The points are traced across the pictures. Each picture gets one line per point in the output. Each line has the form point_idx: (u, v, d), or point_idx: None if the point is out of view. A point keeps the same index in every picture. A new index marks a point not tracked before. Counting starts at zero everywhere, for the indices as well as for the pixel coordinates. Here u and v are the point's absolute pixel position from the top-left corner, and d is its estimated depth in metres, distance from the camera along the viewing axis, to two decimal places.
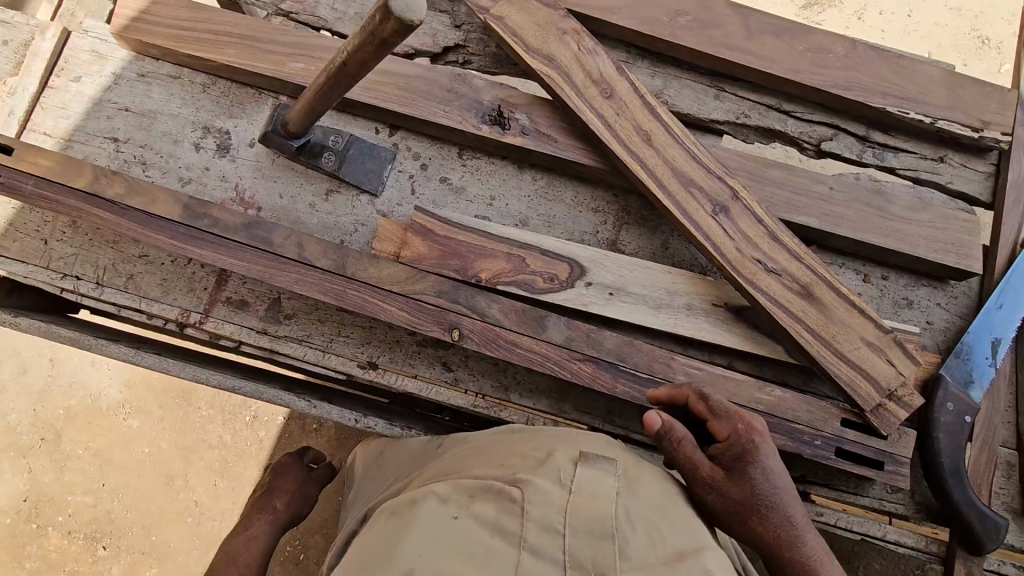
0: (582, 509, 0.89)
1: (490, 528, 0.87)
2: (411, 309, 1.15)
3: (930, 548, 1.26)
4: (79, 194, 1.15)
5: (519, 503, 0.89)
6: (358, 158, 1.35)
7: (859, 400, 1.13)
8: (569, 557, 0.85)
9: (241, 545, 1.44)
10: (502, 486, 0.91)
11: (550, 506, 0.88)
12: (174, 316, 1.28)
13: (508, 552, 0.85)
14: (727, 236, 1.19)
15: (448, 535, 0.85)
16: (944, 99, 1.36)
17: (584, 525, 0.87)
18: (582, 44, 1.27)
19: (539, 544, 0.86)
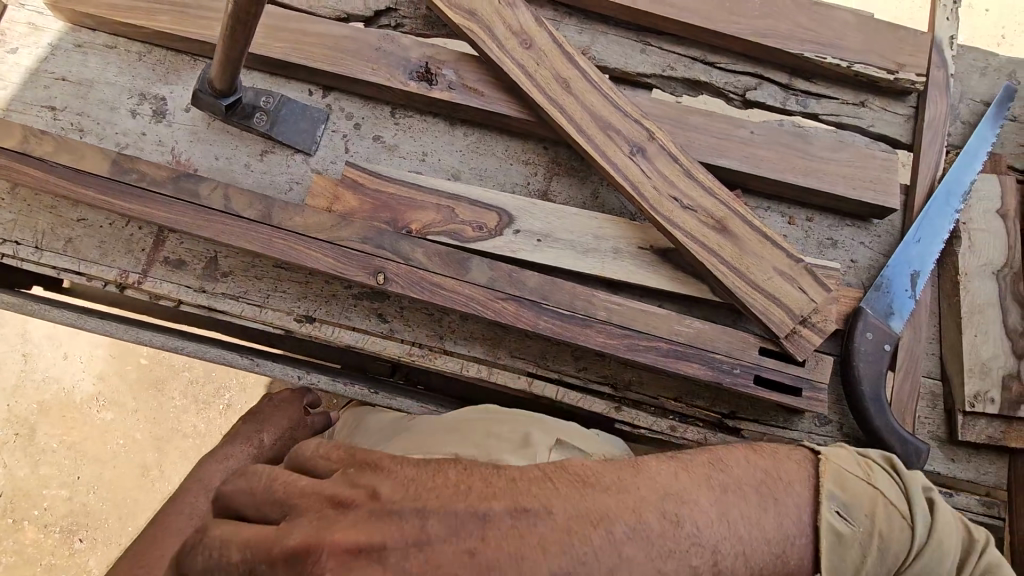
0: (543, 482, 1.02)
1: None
2: (337, 256, 1.19)
3: None
4: (9, 153, 1.19)
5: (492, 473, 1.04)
6: (291, 118, 1.38)
7: (775, 327, 1.18)
8: None
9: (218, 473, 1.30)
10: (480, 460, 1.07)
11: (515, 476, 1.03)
12: (113, 277, 1.30)
13: None
14: (644, 175, 1.23)
15: None
16: (859, 43, 1.41)
17: None
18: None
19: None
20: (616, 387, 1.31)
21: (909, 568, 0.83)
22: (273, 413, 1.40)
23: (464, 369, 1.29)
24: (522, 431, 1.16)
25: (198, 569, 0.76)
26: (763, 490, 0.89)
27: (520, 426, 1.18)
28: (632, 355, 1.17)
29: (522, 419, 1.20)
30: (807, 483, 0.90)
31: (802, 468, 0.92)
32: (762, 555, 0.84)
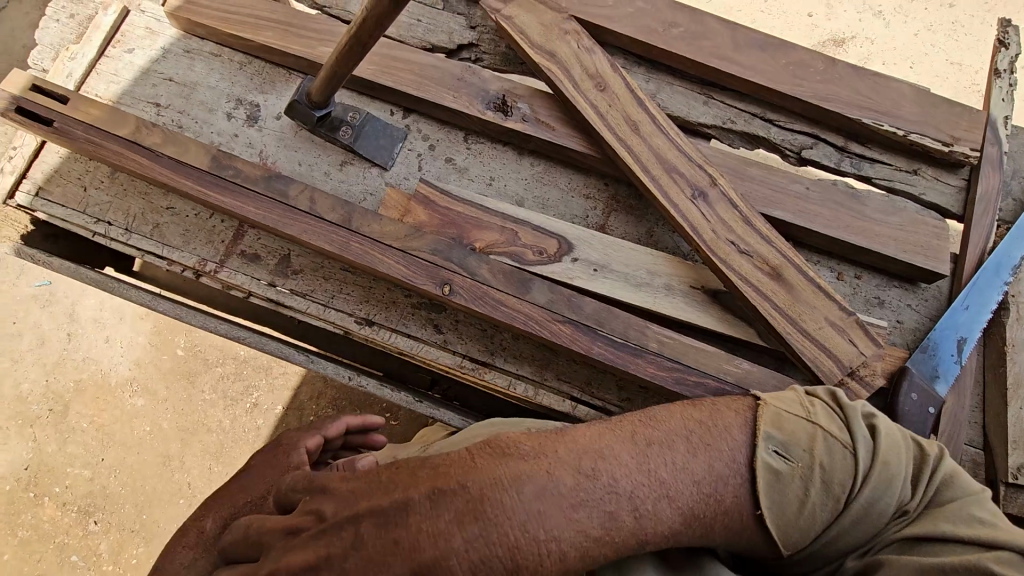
0: None
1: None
2: (407, 264, 1.26)
3: None
4: (120, 140, 1.30)
5: None
6: (372, 134, 1.48)
7: (823, 376, 1.21)
8: None
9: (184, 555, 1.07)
10: None
11: None
12: (192, 264, 1.39)
13: None
14: (704, 218, 1.29)
15: None
16: (916, 115, 1.47)
17: None
18: (580, 44, 1.42)
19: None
20: None
21: (859, 497, 0.89)
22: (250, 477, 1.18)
23: (510, 387, 1.34)
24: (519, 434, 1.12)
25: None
26: (693, 441, 0.91)
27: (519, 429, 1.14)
28: (680, 389, 1.20)
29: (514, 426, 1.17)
30: (746, 427, 0.93)
31: (741, 416, 0.95)
32: (691, 495, 0.87)
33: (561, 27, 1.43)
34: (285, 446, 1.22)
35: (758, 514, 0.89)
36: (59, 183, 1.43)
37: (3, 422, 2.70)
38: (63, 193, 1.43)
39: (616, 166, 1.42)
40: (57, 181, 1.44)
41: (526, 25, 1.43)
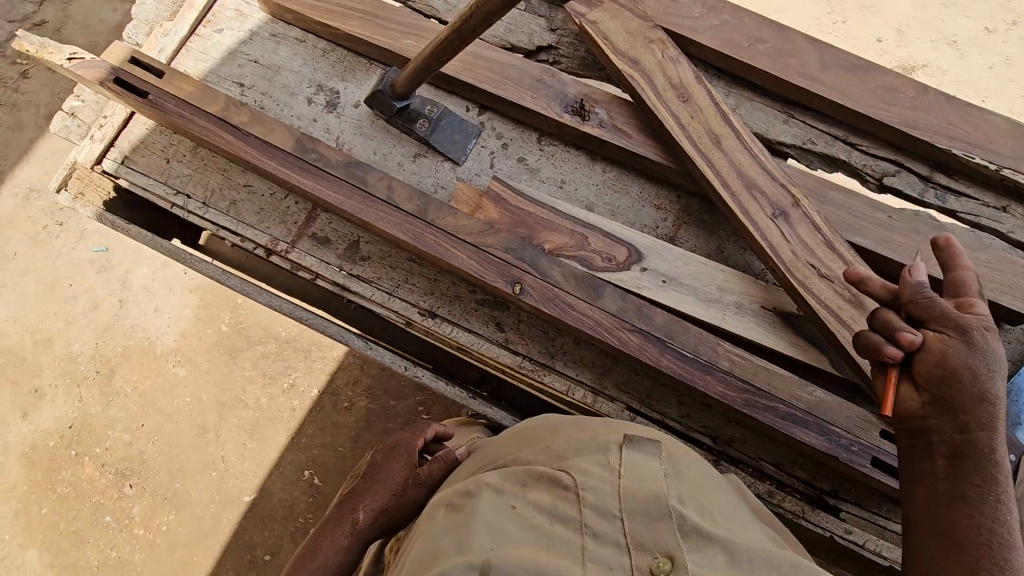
0: (633, 490, 0.86)
1: (548, 516, 0.85)
2: (479, 259, 1.26)
3: None
4: (209, 116, 1.34)
5: (572, 489, 0.87)
6: (447, 128, 1.49)
7: None
8: (632, 539, 0.81)
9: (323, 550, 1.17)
10: (553, 473, 0.91)
11: (604, 490, 0.86)
12: (264, 242, 1.42)
13: (571, 537, 0.82)
14: (783, 239, 1.26)
15: (509, 524, 0.84)
16: (1010, 149, 1.42)
17: (639, 506, 0.84)
18: (663, 54, 1.40)
19: (599, 528, 0.82)
20: (717, 440, 1.31)
21: None
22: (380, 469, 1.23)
23: (569, 391, 1.32)
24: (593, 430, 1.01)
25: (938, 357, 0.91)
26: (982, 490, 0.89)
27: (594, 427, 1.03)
28: (748, 411, 1.17)
29: (594, 420, 1.06)
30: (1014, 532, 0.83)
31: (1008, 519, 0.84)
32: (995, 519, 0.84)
33: (646, 35, 1.41)
34: (405, 445, 1.27)
35: None
36: (144, 153, 1.48)
37: (53, 379, 2.80)
38: (146, 164, 1.47)
39: (693, 178, 1.39)
40: (141, 151, 1.48)
41: (611, 31, 1.42)
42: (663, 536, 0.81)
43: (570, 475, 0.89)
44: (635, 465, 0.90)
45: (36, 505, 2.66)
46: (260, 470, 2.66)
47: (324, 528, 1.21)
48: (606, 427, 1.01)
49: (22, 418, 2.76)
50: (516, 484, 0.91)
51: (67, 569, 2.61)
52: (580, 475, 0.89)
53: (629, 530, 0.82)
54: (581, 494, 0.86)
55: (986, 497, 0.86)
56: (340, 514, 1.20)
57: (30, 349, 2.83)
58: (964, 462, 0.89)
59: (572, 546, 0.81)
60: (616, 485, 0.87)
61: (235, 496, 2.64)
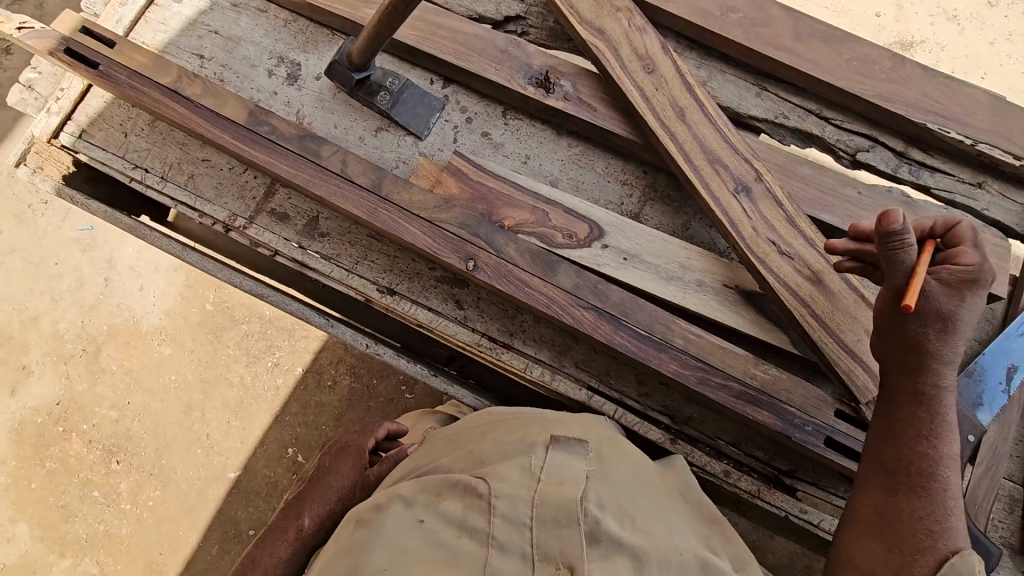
0: (549, 497, 0.91)
1: (457, 527, 0.90)
2: (434, 235, 1.24)
3: None
4: (162, 89, 1.31)
5: (485, 499, 0.91)
6: (410, 102, 1.45)
7: (856, 390, 1.15)
8: (538, 549, 0.87)
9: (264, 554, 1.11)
10: (469, 482, 0.94)
11: (517, 500, 0.91)
12: (222, 218, 1.40)
13: (476, 551, 0.87)
14: (746, 215, 1.24)
15: (415, 540, 0.89)
16: (987, 123, 1.37)
17: (551, 514, 0.89)
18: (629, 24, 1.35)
19: (506, 540, 0.88)
20: (674, 420, 1.30)
21: None
22: (329, 470, 1.22)
23: (526, 369, 1.31)
24: (521, 431, 1.05)
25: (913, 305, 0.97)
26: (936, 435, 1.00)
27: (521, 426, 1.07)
28: (701, 389, 1.16)
29: (524, 418, 1.10)
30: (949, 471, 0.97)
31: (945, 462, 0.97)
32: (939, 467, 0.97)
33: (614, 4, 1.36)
34: (354, 446, 1.26)
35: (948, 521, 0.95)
36: (101, 127, 1.45)
37: (40, 357, 2.82)
38: (104, 137, 1.45)
39: (658, 154, 1.36)
40: (99, 125, 1.46)
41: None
42: (568, 546, 0.87)
43: (485, 483, 0.93)
44: (554, 468, 0.96)
45: (26, 480, 2.70)
46: (244, 447, 2.68)
47: (263, 537, 1.14)
48: (535, 428, 1.06)
49: (11, 395, 2.78)
50: (430, 495, 0.94)
51: (57, 542, 2.66)
52: (495, 484, 0.93)
53: (537, 540, 0.88)
54: (492, 504, 0.90)
55: (932, 438, 0.98)
56: (281, 520, 1.14)
57: (18, 328, 2.85)
58: (920, 409, 0.99)
59: (475, 558, 0.86)
60: (532, 492, 0.92)
61: (220, 473, 2.66)
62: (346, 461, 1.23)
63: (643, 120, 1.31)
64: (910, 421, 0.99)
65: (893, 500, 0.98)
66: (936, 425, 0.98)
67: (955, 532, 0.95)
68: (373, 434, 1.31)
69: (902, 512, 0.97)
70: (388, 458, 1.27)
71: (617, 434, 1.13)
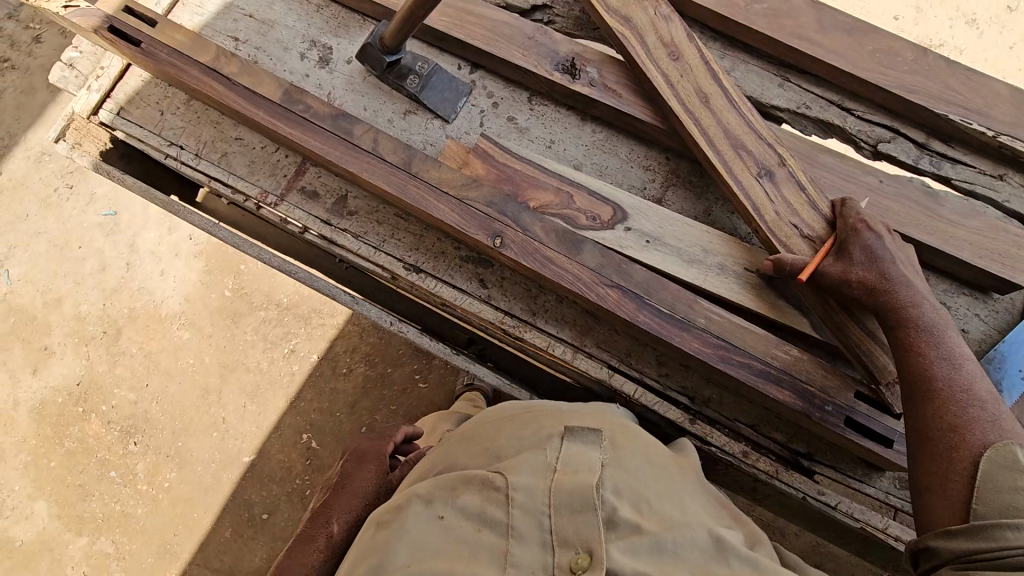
0: (565, 485, 0.93)
1: (477, 521, 0.91)
2: (462, 212, 1.27)
3: (896, 490, 1.26)
4: (201, 67, 1.36)
5: (503, 491, 0.93)
6: (438, 86, 1.49)
7: (879, 371, 1.17)
8: (557, 534, 0.88)
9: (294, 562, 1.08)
10: (485, 476, 0.96)
11: (533, 492, 0.92)
12: (254, 195, 1.43)
13: (497, 541, 0.89)
14: (768, 200, 1.26)
15: (435, 535, 0.91)
16: (1009, 115, 1.38)
17: (569, 502, 0.91)
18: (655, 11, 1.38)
19: (524, 530, 0.89)
20: (694, 400, 1.32)
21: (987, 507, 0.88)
22: (353, 476, 1.21)
23: (549, 347, 1.34)
24: (533, 425, 1.06)
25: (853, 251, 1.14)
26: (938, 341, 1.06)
27: (533, 420, 1.07)
28: (722, 366, 1.19)
29: (537, 411, 1.11)
30: (955, 366, 1.02)
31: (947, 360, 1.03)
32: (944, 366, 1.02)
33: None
34: (375, 452, 1.28)
35: (969, 412, 0.97)
36: (138, 105, 1.50)
37: (62, 338, 2.87)
38: (141, 115, 1.49)
39: (681, 140, 1.38)
40: (136, 103, 1.50)
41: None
42: (585, 530, 0.88)
43: (501, 476, 0.95)
44: (569, 458, 0.97)
45: (45, 458, 2.75)
46: (259, 432, 2.71)
47: (291, 549, 1.12)
48: (550, 420, 1.07)
49: (33, 375, 2.84)
50: (447, 490, 0.96)
51: (74, 521, 2.69)
52: (511, 477, 0.95)
53: (553, 526, 0.89)
54: (510, 496, 0.92)
55: (921, 344, 1.05)
56: (306, 532, 1.13)
57: (42, 309, 2.90)
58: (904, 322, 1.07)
59: (496, 549, 0.88)
60: (548, 482, 0.93)
61: (235, 456, 2.69)
62: (369, 467, 1.23)
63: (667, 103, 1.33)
64: (900, 337, 1.07)
65: (919, 414, 1.01)
66: (922, 331, 1.06)
67: (985, 421, 0.96)
68: (393, 438, 1.33)
69: (926, 419, 1.00)
70: (409, 461, 1.28)
71: (632, 423, 1.13)
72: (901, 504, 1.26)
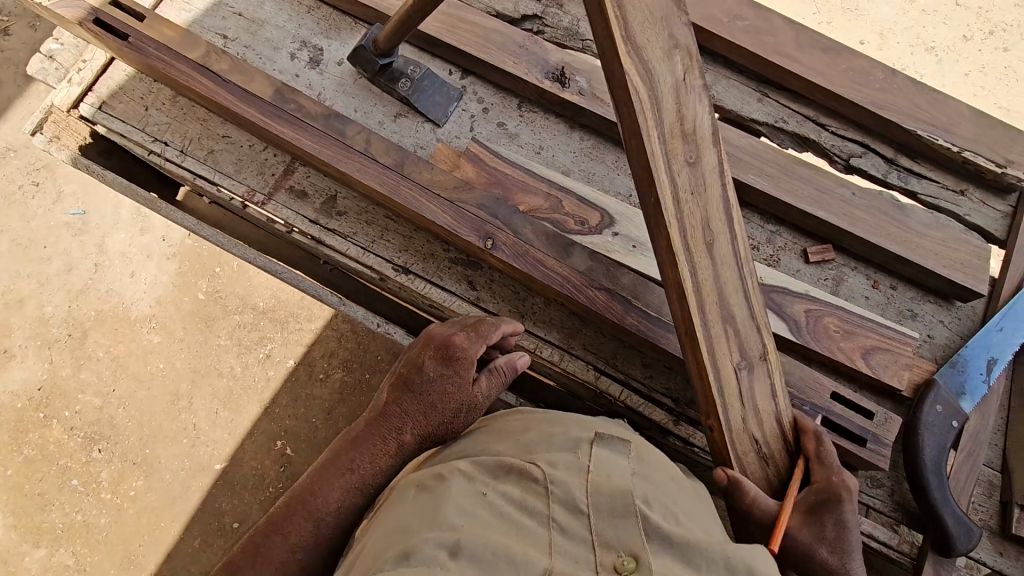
0: (602, 487, 0.92)
1: (517, 507, 0.90)
2: (454, 214, 1.28)
3: (870, 488, 1.32)
4: (190, 63, 1.35)
5: (543, 484, 0.92)
6: (429, 90, 1.50)
7: None
8: (597, 536, 0.88)
9: (363, 456, 1.05)
10: (524, 467, 0.94)
11: (574, 489, 0.92)
12: (240, 193, 1.42)
13: (538, 531, 0.88)
14: (739, 396, 1.11)
15: (478, 514, 0.88)
16: (970, 134, 1.47)
17: (607, 504, 0.91)
18: (674, 33, 1.01)
19: (566, 524, 0.89)
20: (678, 402, 1.35)
21: None
22: (433, 383, 1.09)
23: (537, 350, 1.35)
24: (559, 426, 1.04)
25: (810, 534, 1.05)
26: None
27: (557, 422, 1.06)
28: None
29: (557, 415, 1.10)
30: None
31: None
32: None
33: (657, 12, 1.00)
34: (463, 358, 1.11)
35: None
36: (122, 99, 1.47)
37: (22, 341, 2.75)
38: (124, 110, 1.46)
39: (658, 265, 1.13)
40: (119, 97, 1.47)
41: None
42: (628, 535, 0.87)
43: (538, 468, 0.94)
44: (601, 462, 0.97)
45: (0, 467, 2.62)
46: (232, 439, 2.64)
47: (352, 446, 1.06)
48: (574, 421, 1.06)
49: None
50: (487, 474, 0.95)
51: (31, 532, 2.57)
52: (549, 469, 0.94)
53: (595, 527, 0.89)
54: (550, 489, 0.91)
55: None
56: (368, 428, 1.07)
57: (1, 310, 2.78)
58: None
59: (540, 539, 0.87)
60: (585, 481, 0.93)
61: (205, 465, 2.61)
62: (449, 379, 1.09)
63: (665, 232, 1.04)
64: None
65: None
66: None
67: None
68: (485, 340, 1.14)
69: None
70: (494, 371, 1.15)
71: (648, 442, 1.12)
72: (874, 501, 1.32)
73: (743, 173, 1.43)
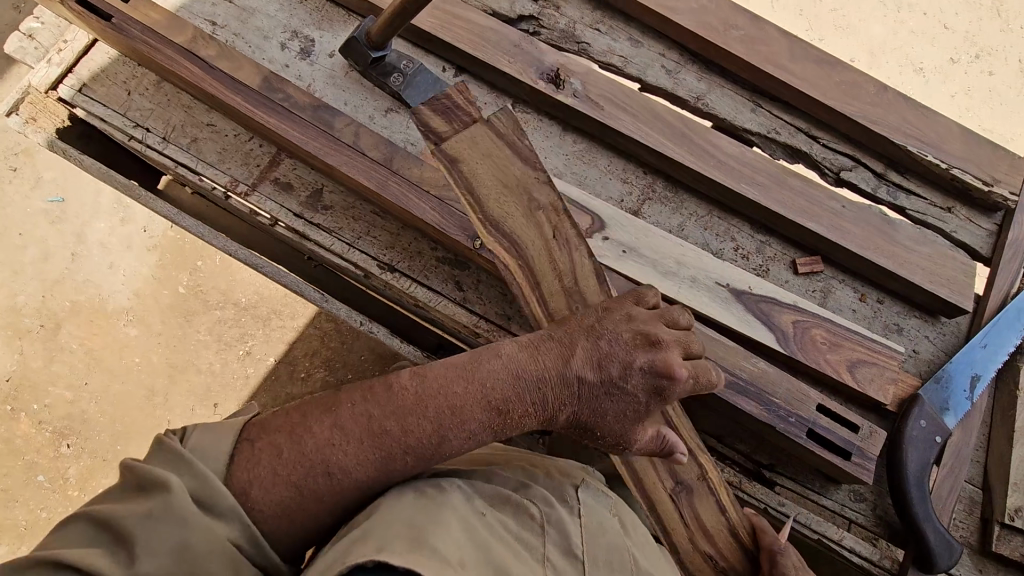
0: (597, 540, 0.99)
1: (513, 536, 0.90)
2: (442, 212, 1.26)
3: (856, 503, 1.31)
4: (176, 47, 1.31)
5: (539, 521, 0.94)
6: (421, 85, 1.47)
7: None
8: None
9: (529, 388, 0.94)
10: (522, 501, 0.95)
11: (568, 534, 0.95)
12: (224, 183, 1.38)
13: (533, 564, 0.88)
14: (680, 516, 1.10)
15: (477, 530, 0.86)
16: (958, 151, 1.48)
17: (602, 557, 0.98)
18: (533, 195, 1.12)
19: (562, 566, 0.91)
20: None
21: None
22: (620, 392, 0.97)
23: None
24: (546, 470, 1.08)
25: None
26: None
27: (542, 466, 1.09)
28: None
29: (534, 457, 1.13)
30: None
31: None
32: None
33: (511, 182, 1.11)
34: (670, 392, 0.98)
35: None
36: (104, 83, 1.42)
37: None
38: (106, 93, 1.42)
39: None
40: (101, 80, 1.43)
41: (471, 167, 1.10)
42: None
43: (535, 505, 0.96)
44: (591, 513, 1.03)
45: None
46: None
47: (519, 385, 0.94)
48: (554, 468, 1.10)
49: None
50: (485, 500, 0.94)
51: None
52: (545, 507, 0.97)
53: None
54: (547, 527, 0.94)
55: None
56: (546, 379, 0.95)
57: None
58: None
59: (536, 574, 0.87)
60: (580, 528, 0.98)
61: None
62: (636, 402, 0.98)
63: None
64: None
65: None
66: None
67: None
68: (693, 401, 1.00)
69: None
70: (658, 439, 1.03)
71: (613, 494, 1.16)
72: (857, 515, 1.31)
73: (735, 181, 1.42)
